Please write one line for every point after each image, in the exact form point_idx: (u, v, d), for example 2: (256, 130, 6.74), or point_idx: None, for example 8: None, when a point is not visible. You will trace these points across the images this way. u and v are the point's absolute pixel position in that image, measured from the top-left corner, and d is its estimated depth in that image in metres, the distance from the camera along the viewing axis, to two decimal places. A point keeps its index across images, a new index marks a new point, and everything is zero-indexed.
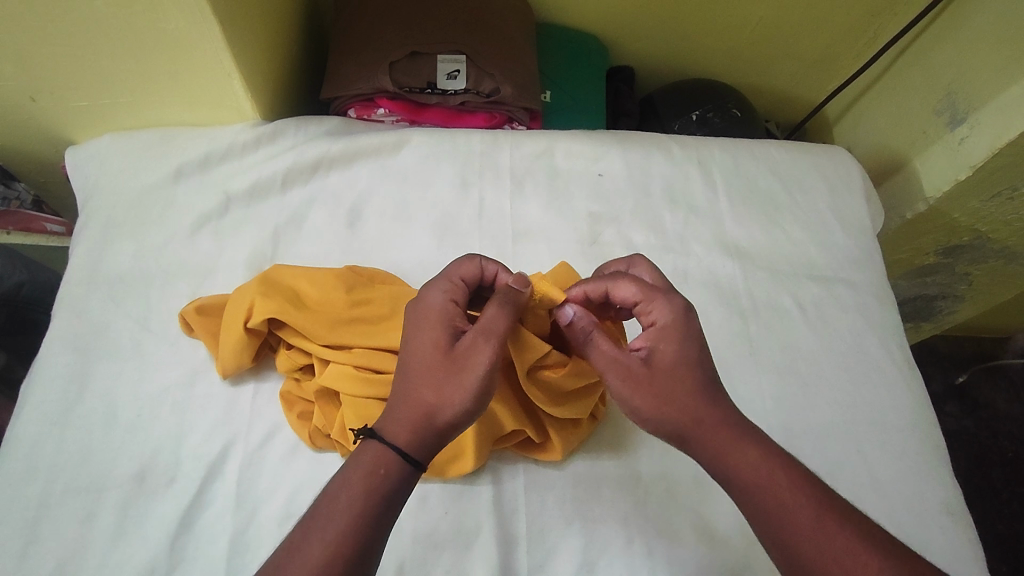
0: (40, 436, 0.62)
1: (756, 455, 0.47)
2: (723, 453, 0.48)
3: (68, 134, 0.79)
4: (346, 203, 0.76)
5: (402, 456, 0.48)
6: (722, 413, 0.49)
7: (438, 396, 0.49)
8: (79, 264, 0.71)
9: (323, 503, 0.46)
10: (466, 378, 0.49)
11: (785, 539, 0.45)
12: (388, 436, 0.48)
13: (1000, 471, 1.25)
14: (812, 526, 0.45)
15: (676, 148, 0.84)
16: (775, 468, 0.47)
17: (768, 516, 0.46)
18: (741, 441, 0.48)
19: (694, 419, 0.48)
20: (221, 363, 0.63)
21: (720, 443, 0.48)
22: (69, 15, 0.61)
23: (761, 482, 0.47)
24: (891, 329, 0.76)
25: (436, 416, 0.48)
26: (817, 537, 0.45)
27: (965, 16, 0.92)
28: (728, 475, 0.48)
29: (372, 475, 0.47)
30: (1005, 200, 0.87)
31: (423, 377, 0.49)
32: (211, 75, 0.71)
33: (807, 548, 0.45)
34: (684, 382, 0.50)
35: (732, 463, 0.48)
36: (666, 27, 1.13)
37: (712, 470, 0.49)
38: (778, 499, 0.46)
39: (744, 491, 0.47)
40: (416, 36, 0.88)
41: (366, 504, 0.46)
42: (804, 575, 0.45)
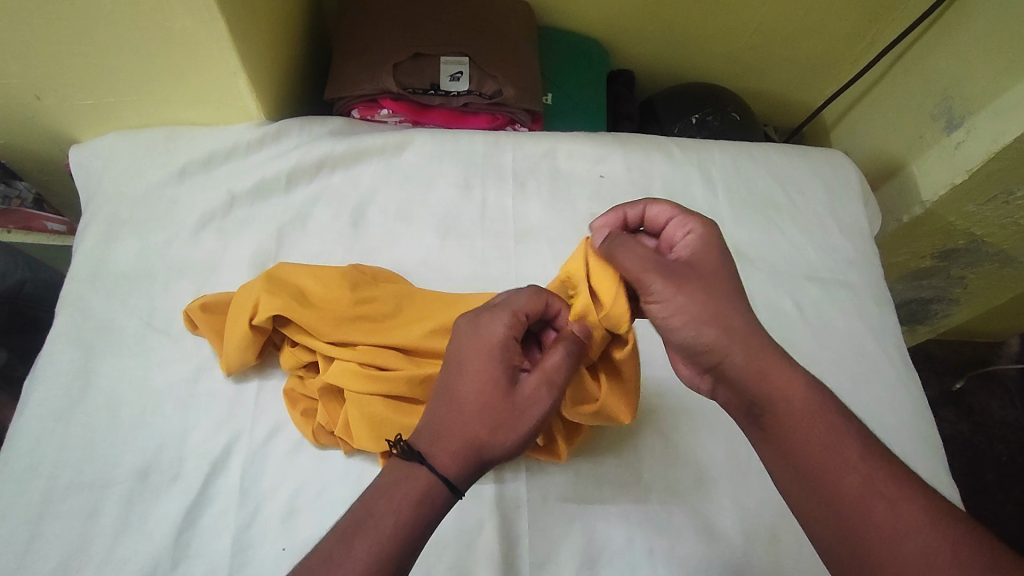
0: (43, 432, 0.62)
1: (798, 378, 0.45)
2: (763, 371, 0.46)
3: (72, 132, 0.79)
4: (349, 203, 0.76)
5: (449, 489, 0.47)
6: (757, 326, 0.47)
7: (491, 434, 0.47)
8: (83, 262, 0.71)
9: (361, 527, 0.44)
10: (522, 423, 0.48)
11: (820, 465, 0.43)
12: (438, 466, 0.47)
13: (994, 475, 1.26)
14: (842, 455, 0.43)
15: (677, 150, 0.85)
16: (816, 394, 0.45)
17: (805, 441, 0.44)
18: (783, 363, 0.46)
19: (734, 323, 0.47)
20: (225, 360, 0.63)
21: (758, 361, 0.46)
22: (77, 14, 0.62)
23: (802, 406, 0.45)
24: (888, 330, 0.76)
25: (486, 453, 0.47)
26: (857, 468, 0.42)
27: (961, 22, 0.94)
28: (767, 393, 0.45)
29: (419, 506, 0.45)
30: (1001, 204, 0.88)
31: (478, 411, 0.48)
32: (218, 75, 0.72)
33: (844, 476, 0.42)
34: (723, 285, 0.49)
35: (764, 384, 0.45)
36: (666, 31, 1.14)
37: (745, 390, 0.46)
38: (808, 424, 0.44)
39: (782, 412, 0.45)
40: (420, 37, 0.89)
41: (410, 536, 0.45)
42: (835, 505, 0.42)
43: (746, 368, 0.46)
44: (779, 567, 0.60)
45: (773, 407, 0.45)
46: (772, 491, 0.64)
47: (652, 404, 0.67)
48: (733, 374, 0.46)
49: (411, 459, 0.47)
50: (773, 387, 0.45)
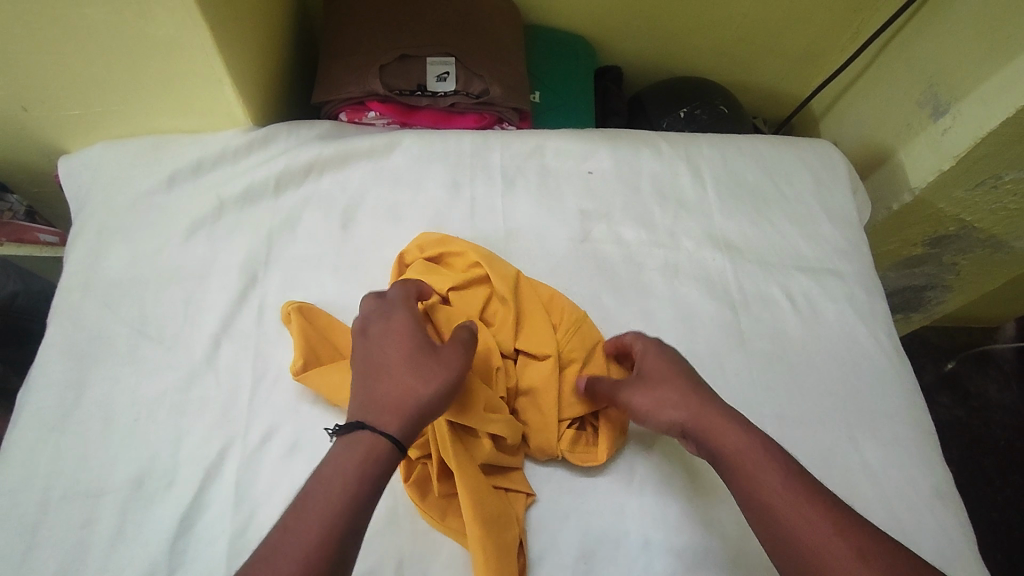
0: (38, 443, 0.62)
1: (745, 439, 0.53)
2: (708, 430, 0.55)
3: (60, 143, 0.79)
4: (338, 205, 0.77)
5: (393, 444, 0.50)
6: (694, 395, 0.57)
7: (423, 385, 0.52)
8: (73, 272, 0.71)
9: (309, 496, 0.47)
10: (446, 370, 0.54)
11: (776, 515, 0.49)
12: (380, 425, 0.50)
13: (992, 460, 1.26)
14: (769, 494, 0.50)
15: (665, 145, 0.85)
16: (753, 446, 0.53)
17: (759, 491, 0.51)
18: (732, 429, 0.54)
19: (696, 410, 0.56)
20: (297, 330, 0.66)
21: (705, 428, 0.55)
22: (59, 25, 0.62)
23: (740, 452, 0.53)
24: (879, 318, 0.77)
25: (421, 406, 0.52)
26: (783, 496, 0.50)
27: (945, 8, 0.94)
28: (722, 458, 0.53)
29: (364, 463, 0.48)
30: (989, 189, 0.89)
31: (405, 371, 0.53)
32: (203, 82, 0.72)
33: (796, 521, 0.49)
34: (688, 374, 0.59)
35: (713, 443, 0.54)
36: (652, 27, 1.15)
37: (713, 457, 0.54)
38: (741, 470, 0.52)
39: (727, 460, 0.53)
40: (406, 39, 0.89)
41: (354, 491, 0.47)
42: (798, 553, 0.48)
43: (699, 436, 0.55)
44: None
45: (717, 457, 0.54)
46: None
47: None
48: (705, 448, 0.55)
49: (353, 431, 0.50)
50: (718, 447, 0.54)
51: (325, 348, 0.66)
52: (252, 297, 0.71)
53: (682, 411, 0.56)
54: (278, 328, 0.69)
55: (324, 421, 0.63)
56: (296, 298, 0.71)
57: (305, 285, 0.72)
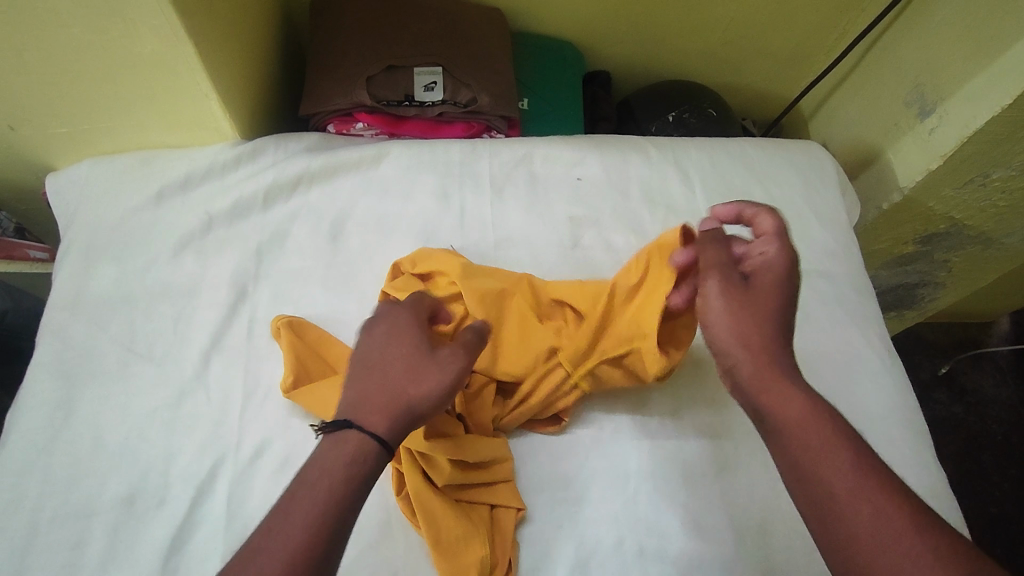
0: (27, 463, 0.62)
1: (798, 396, 0.47)
2: (765, 387, 0.48)
3: (47, 160, 0.79)
4: (328, 217, 0.76)
5: (379, 443, 0.47)
6: (764, 330, 0.50)
7: (413, 387, 0.50)
8: (62, 290, 0.71)
9: (309, 479, 0.45)
10: (445, 372, 0.51)
11: (813, 472, 0.44)
12: (365, 422, 0.48)
13: (990, 456, 1.26)
14: (831, 470, 0.44)
15: (653, 149, 0.85)
16: (817, 413, 0.46)
17: (802, 446, 0.45)
18: (782, 382, 0.48)
19: (765, 339, 0.50)
20: (285, 344, 0.65)
21: (760, 376, 0.49)
22: (42, 44, 0.62)
23: (800, 419, 0.46)
24: (871, 319, 0.77)
25: (411, 407, 0.49)
26: (849, 476, 0.43)
27: (928, 9, 0.95)
28: (769, 410, 0.48)
29: (370, 434, 0.47)
30: (978, 186, 0.90)
31: (397, 373, 0.51)
32: (189, 97, 0.72)
33: (834, 482, 0.43)
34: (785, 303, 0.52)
35: (767, 393, 0.48)
36: (639, 33, 1.15)
37: (750, 399, 0.49)
38: (799, 437, 0.46)
39: (780, 424, 0.47)
40: (393, 51, 0.89)
41: (366, 461, 0.46)
42: (824, 510, 0.43)
43: (752, 378, 0.49)
44: (771, 560, 0.60)
45: (771, 417, 0.47)
46: (760, 485, 0.64)
47: (637, 405, 0.67)
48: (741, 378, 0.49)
49: (339, 428, 0.48)
50: (770, 404, 0.48)
51: (316, 364, 0.66)
52: (242, 312, 0.71)
53: (753, 351, 0.50)
54: (268, 343, 0.69)
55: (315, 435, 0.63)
56: (286, 312, 0.71)
57: (295, 299, 0.72)
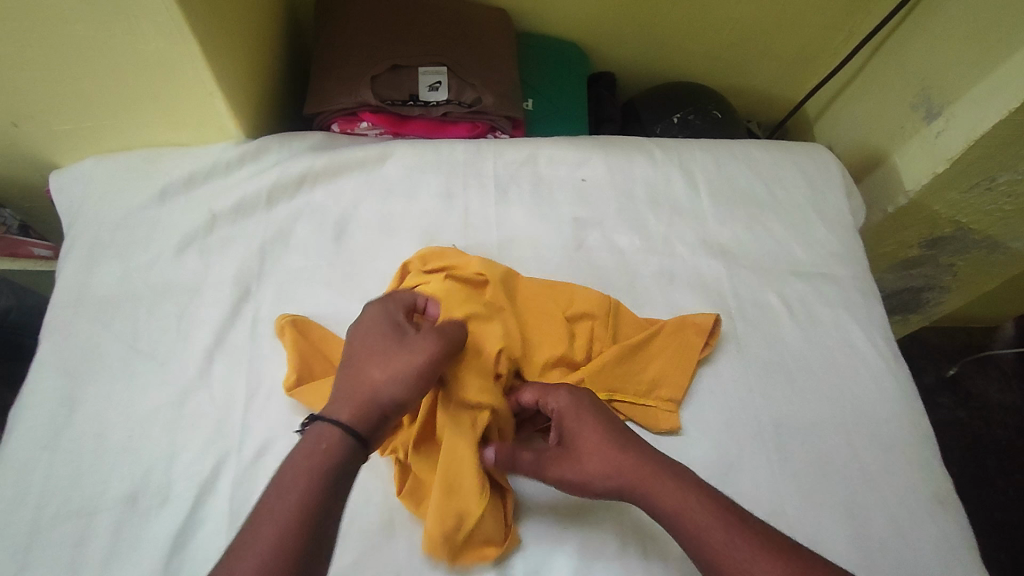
0: (29, 461, 0.62)
1: (682, 493, 0.53)
2: (659, 501, 0.53)
3: (52, 157, 0.79)
4: (332, 217, 0.76)
5: (347, 431, 0.51)
6: (631, 455, 0.55)
7: (382, 379, 0.54)
8: (65, 287, 0.71)
9: (291, 461, 0.50)
10: (413, 364, 0.55)
11: (729, 570, 0.50)
12: (338, 415, 0.52)
13: (994, 462, 1.26)
14: (743, 561, 0.49)
15: (658, 150, 0.85)
16: (705, 503, 0.52)
17: (709, 546, 0.50)
18: (671, 486, 0.53)
19: (633, 471, 0.55)
20: (288, 341, 0.66)
21: (654, 501, 0.53)
22: (46, 41, 0.62)
23: (690, 517, 0.52)
24: (876, 322, 0.76)
25: (381, 396, 0.54)
26: (753, 560, 0.49)
27: (935, 12, 0.94)
28: (654, 506, 0.53)
29: (344, 416, 0.52)
30: (984, 190, 0.89)
31: (369, 366, 0.55)
32: (194, 96, 0.72)
33: (750, 570, 0.49)
34: (607, 422, 0.58)
35: (663, 508, 0.53)
36: (644, 34, 1.15)
37: (657, 520, 0.53)
38: (705, 541, 0.51)
39: (682, 530, 0.52)
40: (398, 50, 0.89)
41: (340, 438, 0.51)
42: None
43: (651, 506, 0.53)
44: None
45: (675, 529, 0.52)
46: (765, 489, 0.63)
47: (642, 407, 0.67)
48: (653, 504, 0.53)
49: (313, 423, 0.52)
50: (670, 512, 0.52)
51: (319, 362, 0.66)
52: (245, 311, 0.70)
53: (638, 476, 0.54)
54: (271, 342, 0.69)
55: None
56: (289, 311, 0.70)
57: (299, 298, 0.72)
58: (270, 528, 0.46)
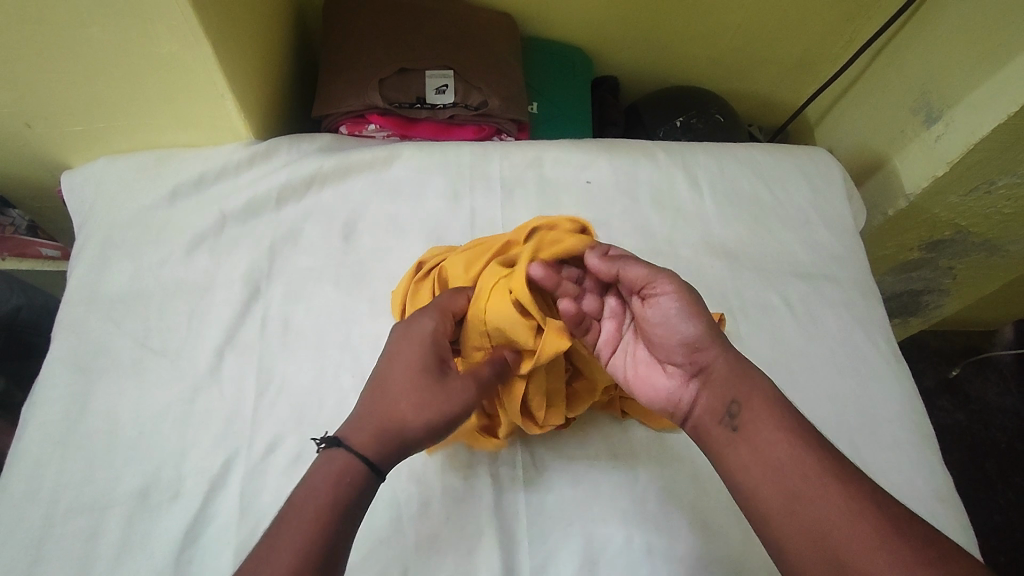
0: (42, 456, 0.62)
1: (767, 387, 0.53)
2: (738, 384, 0.53)
3: (64, 157, 0.80)
4: (340, 217, 0.77)
5: (371, 468, 0.51)
6: (723, 350, 0.56)
7: (412, 415, 0.53)
8: (77, 286, 0.72)
9: (303, 492, 0.49)
10: (447, 409, 0.54)
11: (778, 455, 0.49)
12: (357, 444, 0.52)
13: (994, 464, 1.27)
14: (798, 452, 0.49)
15: (662, 153, 0.86)
16: (782, 407, 0.52)
17: (768, 431, 0.50)
18: (752, 378, 0.54)
19: (719, 357, 0.55)
20: None
21: (734, 373, 0.54)
22: (63, 42, 0.63)
23: (767, 404, 0.52)
24: (877, 323, 0.77)
25: (408, 435, 0.53)
26: (812, 461, 0.48)
27: (934, 19, 0.96)
28: (742, 394, 0.53)
29: (367, 446, 0.52)
30: (983, 194, 0.90)
31: (401, 395, 0.54)
32: (205, 97, 0.73)
33: (799, 463, 0.48)
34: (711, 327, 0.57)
35: (742, 387, 0.53)
36: (647, 39, 1.16)
37: (723, 395, 0.54)
38: (766, 423, 0.51)
39: (754, 409, 0.52)
40: (405, 54, 0.90)
41: (357, 468, 0.51)
42: (795, 494, 0.47)
43: (726, 374, 0.54)
44: None
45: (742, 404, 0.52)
46: None
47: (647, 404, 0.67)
48: (716, 377, 0.55)
49: (336, 446, 0.52)
50: (746, 392, 0.53)
51: None
52: (254, 309, 0.71)
53: (713, 349, 0.55)
54: (280, 340, 0.69)
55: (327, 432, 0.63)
56: (298, 309, 0.71)
57: (307, 297, 0.72)
58: (279, 561, 0.45)
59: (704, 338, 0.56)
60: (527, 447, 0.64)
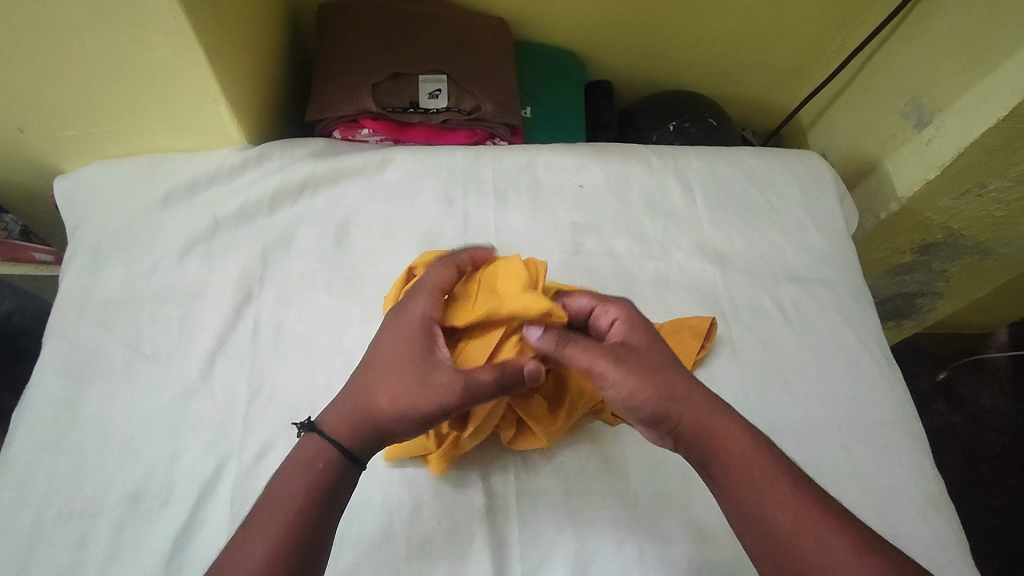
0: (33, 462, 0.62)
1: (738, 431, 0.52)
2: (711, 431, 0.52)
3: (57, 162, 0.80)
4: (333, 222, 0.77)
5: (341, 451, 0.53)
6: (694, 393, 0.54)
7: (387, 404, 0.53)
8: (69, 291, 0.72)
9: (288, 472, 0.51)
10: (423, 400, 0.53)
11: (762, 507, 0.49)
12: (332, 430, 0.53)
13: (988, 466, 1.27)
14: (781, 501, 0.49)
15: (654, 157, 0.86)
16: (758, 450, 0.51)
17: (748, 484, 0.50)
18: (724, 424, 0.53)
19: (691, 402, 0.53)
20: None
21: (705, 422, 0.52)
22: (55, 47, 0.63)
23: (743, 453, 0.51)
24: (869, 326, 0.78)
25: (379, 421, 0.53)
26: (793, 505, 0.49)
27: (924, 23, 0.96)
28: (716, 448, 0.52)
29: (343, 432, 0.53)
30: (975, 197, 0.91)
31: (378, 381, 0.54)
32: (199, 103, 0.73)
33: (783, 515, 0.48)
34: (674, 362, 0.56)
35: (714, 438, 0.52)
36: (640, 43, 1.17)
37: (698, 448, 0.53)
38: (745, 476, 0.50)
39: (730, 461, 0.51)
40: (398, 58, 0.90)
41: (335, 454, 0.52)
42: (782, 544, 0.48)
43: (695, 426, 0.52)
44: None
45: (720, 458, 0.51)
46: None
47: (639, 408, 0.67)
48: (685, 431, 0.53)
49: (313, 430, 0.54)
50: (720, 445, 0.52)
51: None
52: (247, 314, 0.71)
53: (679, 400, 0.53)
54: (273, 345, 0.69)
55: None
56: (290, 314, 0.71)
57: (300, 301, 0.72)
58: (260, 536, 0.48)
59: (671, 390, 0.53)
60: (518, 450, 0.64)
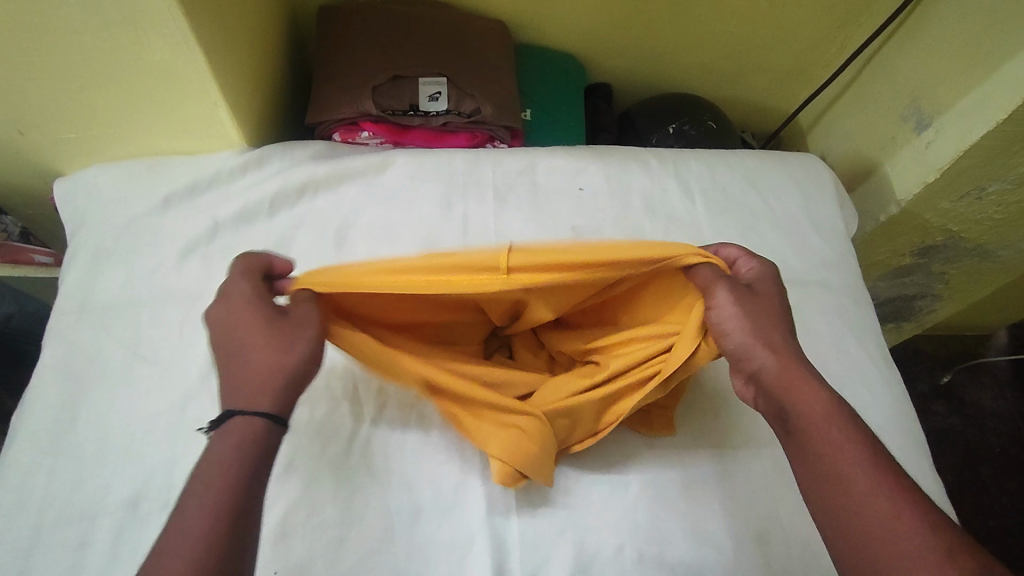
0: (33, 465, 0.62)
1: (820, 394, 0.51)
2: (788, 388, 0.52)
3: (57, 164, 0.80)
4: (333, 224, 0.77)
5: (266, 417, 0.49)
6: (784, 351, 0.54)
7: (285, 358, 0.52)
8: (70, 293, 0.72)
9: (207, 458, 0.47)
10: (305, 338, 0.53)
11: (830, 466, 0.48)
12: (250, 407, 0.49)
13: (988, 468, 1.27)
14: (850, 463, 0.48)
15: (654, 160, 0.86)
16: (836, 414, 0.50)
17: (820, 443, 0.49)
18: (805, 382, 0.52)
19: (778, 357, 0.53)
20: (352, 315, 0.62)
21: (786, 377, 0.52)
22: (54, 49, 0.63)
23: (821, 414, 0.50)
24: (869, 329, 0.78)
25: (288, 373, 0.51)
26: (863, 471, 0.47)
27: (923, 26, 0.96)
28: (792, 403, 0.51)
29: (259, 399, 0.50)
30: (974, 200, 0.91)
31: (255, 352, 0.52)
32: (198, 105, 0.73)
33: (851, 476, 0.47)
34: (779, 321, 0.56)
35: (792, 394, 0.52)
36: (640, 46, 1.17)
37: (774, 399, 0.53)
38: (819, 433, 0.49)
39: (806, 418, 0.51)
40: (398, 61, 0.91)
41: (253, 426, 0.48)
42: (843, 502, 0.47)
43: (776, 378, 0.53)
44: (770, 565, 0.61)
45: (796, 413, 0.51)
46: (759, 493, 0.64)
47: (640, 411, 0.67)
48: (766, 381, 0.53)
49: (224, 421, 0.49)
50: (796, 400, 0.51)
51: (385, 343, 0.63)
52: None
53: (766, 351, 0.54)
54: None
55: (317, 440, 0.63)
56: None
57: None
58: (188, 529, 0.43)
59: (766, 341, 0.54)
60: None
